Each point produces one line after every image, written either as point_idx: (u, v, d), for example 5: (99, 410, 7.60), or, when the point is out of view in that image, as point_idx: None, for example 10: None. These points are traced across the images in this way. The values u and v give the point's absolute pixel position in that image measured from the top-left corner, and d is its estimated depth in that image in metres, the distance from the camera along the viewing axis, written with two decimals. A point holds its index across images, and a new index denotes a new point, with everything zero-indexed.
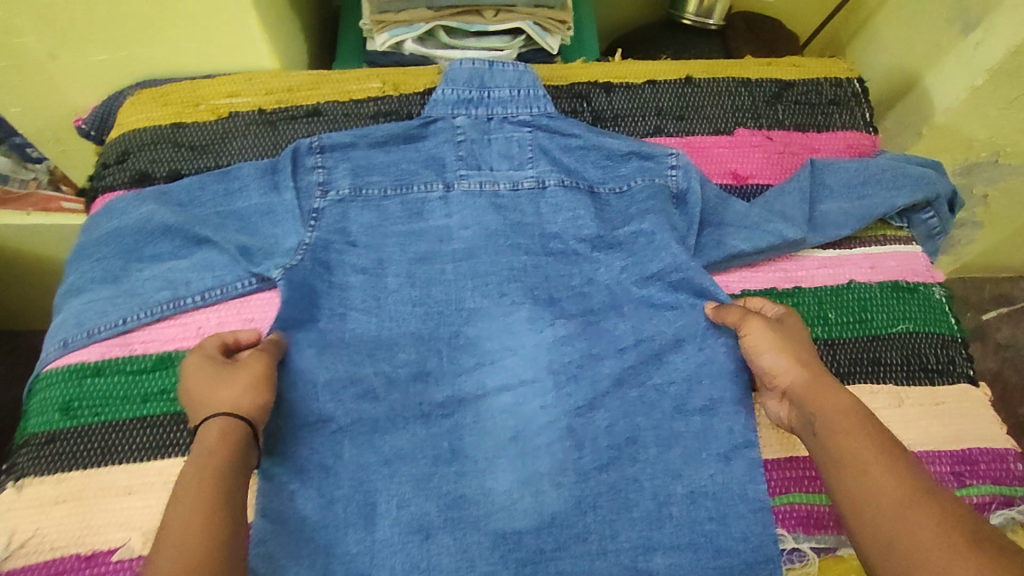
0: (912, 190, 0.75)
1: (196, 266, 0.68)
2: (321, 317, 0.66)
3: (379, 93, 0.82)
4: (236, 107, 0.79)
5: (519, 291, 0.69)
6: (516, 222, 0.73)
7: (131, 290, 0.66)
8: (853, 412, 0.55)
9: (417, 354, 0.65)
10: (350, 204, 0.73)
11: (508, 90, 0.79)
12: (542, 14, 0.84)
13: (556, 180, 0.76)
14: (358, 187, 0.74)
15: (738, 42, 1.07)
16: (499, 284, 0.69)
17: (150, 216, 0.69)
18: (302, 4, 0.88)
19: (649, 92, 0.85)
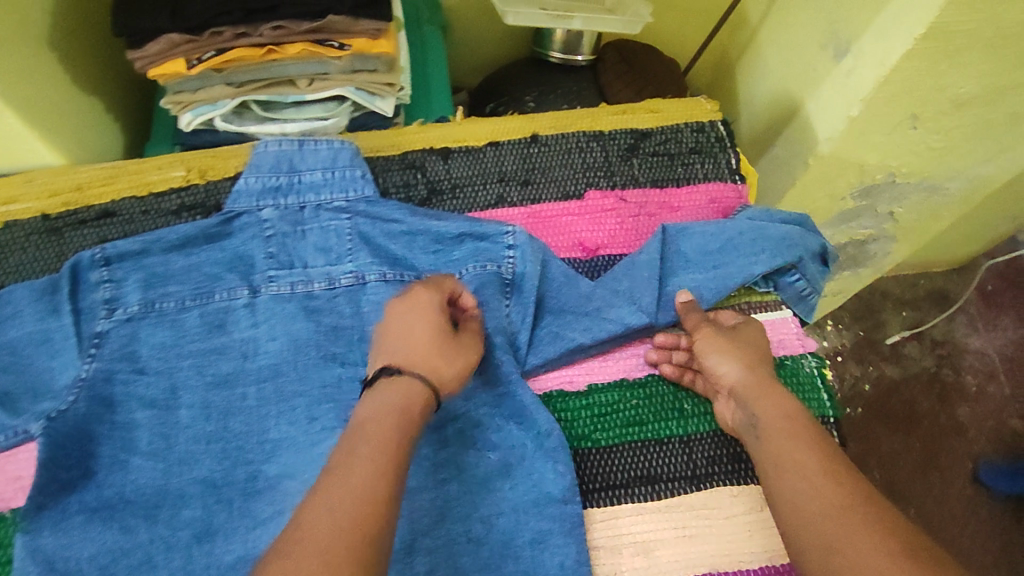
0: (772, 254, 0.69)
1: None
2: (99, 470, 0.59)
3: (183, 184, 0.73)
4: (14, 216, 0.70)
5: (331, 416, 0.62)
6: (330, 327, 0.66)
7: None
8: (795, 418, 0.56)
9: (203, 509, 0.59)
10: (140, 322, 0.64)
11: (322, 172, 0.71)
12: (363, 80, 0.74)
13: (378, 274, 0.68)
14: (150, 301, 0.65)
15: (609, 76, 0.99)
16: (307, 407, 0.62)
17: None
18: (102, 81, 0.77)
19: (491, 156, 0.77)
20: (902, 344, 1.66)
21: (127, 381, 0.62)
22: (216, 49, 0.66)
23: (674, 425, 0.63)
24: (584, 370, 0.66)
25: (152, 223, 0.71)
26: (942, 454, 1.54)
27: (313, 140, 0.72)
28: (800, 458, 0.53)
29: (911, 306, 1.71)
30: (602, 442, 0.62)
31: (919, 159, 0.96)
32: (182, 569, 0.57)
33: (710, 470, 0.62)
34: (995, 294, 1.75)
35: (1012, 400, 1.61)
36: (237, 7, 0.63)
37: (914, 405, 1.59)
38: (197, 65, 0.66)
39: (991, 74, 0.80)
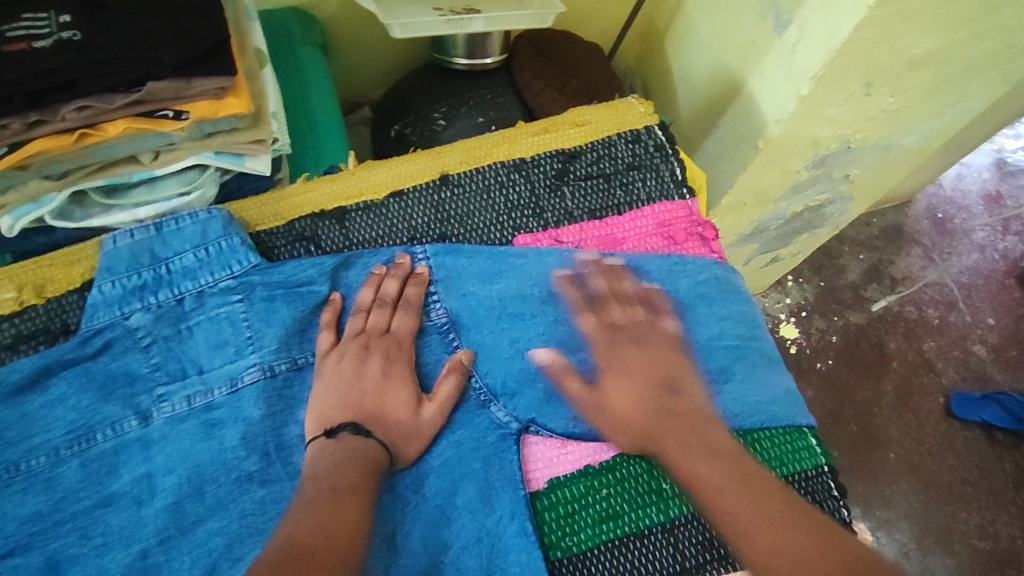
0: (729, 317, 0.62)
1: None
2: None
3: (16, 308, 0.59)
4: None
5: (256, 549, 0.51)
6: (240, 438, 0.55)
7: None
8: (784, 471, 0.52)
9: None
10: (4, 495, 0.52)
11: (193, 253, 0.59)
12: (221, 142, 0.61)
13: (288, 362, 0.58)
14: (12, 463, 0.52)
15: (525, 76, 0.86)
16: (226, 551, 0.51)
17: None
18: None
19: (396, 209, 0.64)
20: (864, 287, 1.59)
21: None
22: (8, 146, 0.51)
23: (654, 512, 0.54)
24: (541, 462, 0.56)
25: None
26: (915, 393, 1.48)
27: (172, 218, 0.60)
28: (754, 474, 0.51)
29: (869, 247, 1.65)
30: (574, 550, 0.52)
31: (874, 123, 0.87)
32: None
33: (701, 558, 0.52)
34: (947, 221, 1.70)
35: (975, 327, 1.57)
36: (15, 90, 0.48)
37: (883, 347, 1.53)
38: None
39: (948, 28, 0.70)
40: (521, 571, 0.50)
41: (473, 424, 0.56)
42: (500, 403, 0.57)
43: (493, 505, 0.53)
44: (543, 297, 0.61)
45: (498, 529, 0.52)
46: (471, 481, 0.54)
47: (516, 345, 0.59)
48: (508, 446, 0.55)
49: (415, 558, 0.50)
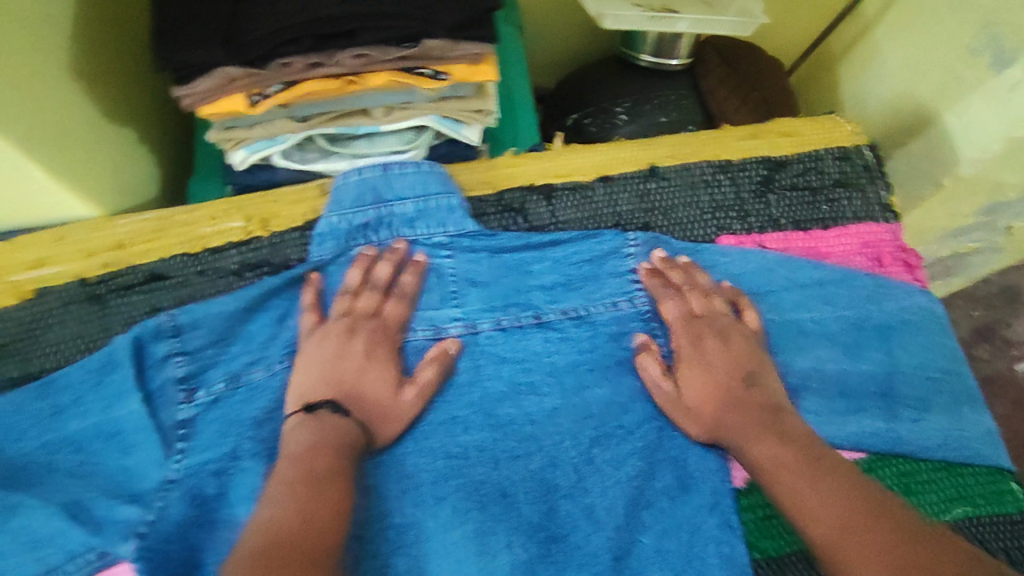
0: (932, 347, 0.61)
1: (26, 539, 0.52)
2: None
3: (243, 237, 0.63)
4: (47, 282, 0.61)
5: (462, 492, 0.55)
6: (445, 386, 0.58)
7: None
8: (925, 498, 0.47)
9: None
10: (227, 403, 0.57)
11: (413, 202, 0.61)
12: (451, 107, 0.63)
13: (491, 324, 0.60)
14: (234, 375, 0.57)
15: (711, 82, 0.87)
16: (434, 486, 0.55)
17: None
18: (142, 121, 0.71)
19: (602, 194, 0.65)
20: (974, 345, 1.52)
21: (224, 469, 0.54)
22: (283, 83, 0.54)
23: None
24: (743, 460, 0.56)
25: (213, 288, 0.62)
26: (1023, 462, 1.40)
27: (398, 162, 0.62)
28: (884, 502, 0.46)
29: (982, 304, 1.56)
30: (772, 552, 0.53)
31: None
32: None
33: None
34: None
35: None
36: (306, 34, 0.50)
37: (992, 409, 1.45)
38: (260, 101, 0.55)
39: None
40: (723, 565, 0.52)
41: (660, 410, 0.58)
42: None
43: (691, 492, 0.55)
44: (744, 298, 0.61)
45: (696, 519, 0.54)
46: (669, 463, 0.56)
47: None
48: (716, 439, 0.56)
49: (617, 533, 0.53)
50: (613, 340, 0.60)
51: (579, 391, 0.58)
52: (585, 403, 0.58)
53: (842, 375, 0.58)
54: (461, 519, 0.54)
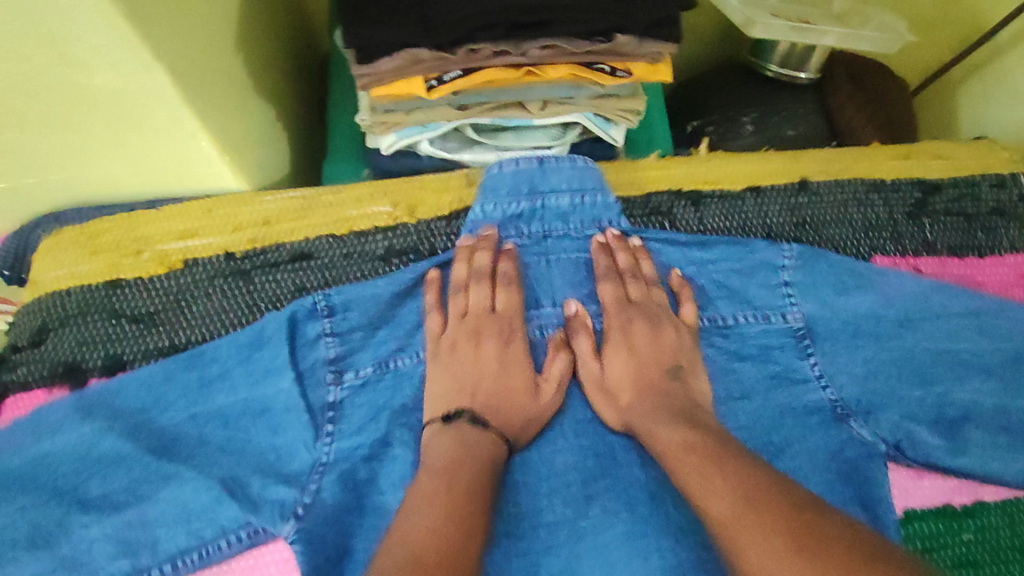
0: None
1: (174, 513, 0.51)
2: (356, 566, 0.51)
3: (390, 223, 0.63)
4: (193, 254, 0.61)
5: (613, 495, 0.53)
6: None
7: (76, 558, 0.50)
8: None
9: None
10: (375, 386, 0.56)
11: (569, 196, 0.61)
12: (608, 106, 0.63)
13: None
14: (383, 361, 0.57)
15: (839, 98, 0.84)
16: (584, 485, 0.54)
17: (94, 443, 0.53)
18: (283, 99, 0.71)
19: (752, 205, 0.64)
20: None
21: (375, 453, 0.55)
22: (462, 70, 0.53)
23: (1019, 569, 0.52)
24: (897, 489, 0.55)
25: (359, 272, 0.61)
26: None
27: (554, 156, 0.62)
28: None
29: None
30: None
31: None
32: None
33: None
34: None
35: None
36: (502, 22, 0.49)
37: None
38: (437, 87, 0.54)
39: None
40: None
41: (811, 426, 0.56)
42: (859, 419, 0.56)
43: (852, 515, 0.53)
44: (899, 322, 0.59)
45: None
46: (824, 483, 0.54)
47: (867, 364, 0.58)
48: (875, 464, 0.55)
49: None
50: (763, 356, 0.59)
51: (727, 402, 0.57)
52: (732, 415, 0.56)
53: (1005, 408, 0.56)
54: (613, 521, 0.52)
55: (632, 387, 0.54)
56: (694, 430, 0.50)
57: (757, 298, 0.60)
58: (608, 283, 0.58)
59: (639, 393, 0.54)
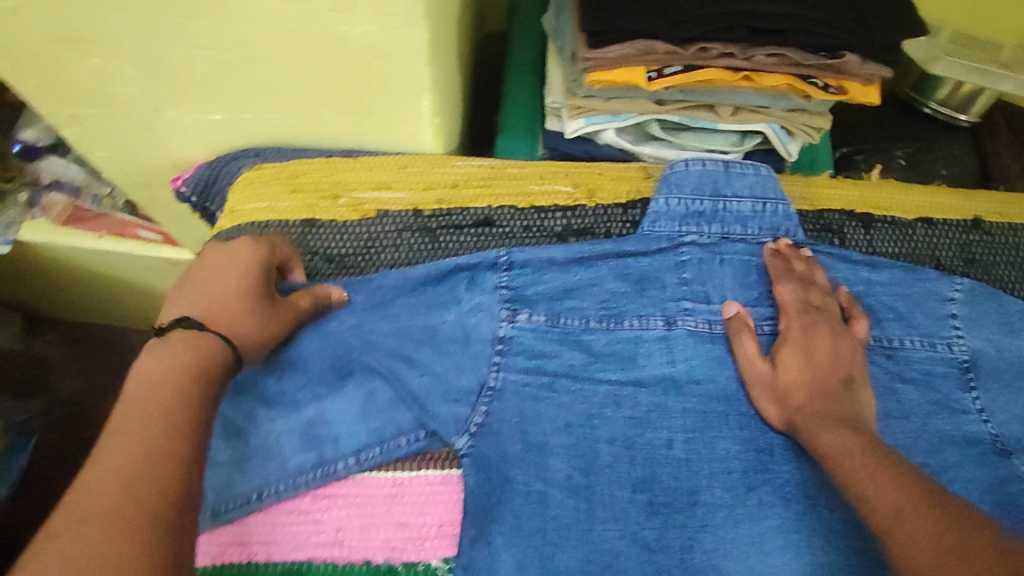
0: None
1: (357, 415, 0.57)
2: (515, 497, 0.54)
3: (570, 202, 0.65)
4: (385, 205, 0.64)
5: (769, 488, 0.55)
6: None
7: (266, 450, 0.55)
8: (920, 497, 0.45)
9: None
10: (547, 336, 0.59)
11: (752, 202, 0.63)
12: (799, 119, 0.64)
13: None
14: (555, 315, 0.60)
15: (996, 144, 0.84)
16: (743, 474, 0.55)
17: (289, 347, 0.58)
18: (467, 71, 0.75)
19: (923, 234, 0.65)
20: None
21: (542, 396, 0.57)
22: (684, 65, 0.56)
23: None
24: None
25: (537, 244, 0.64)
26: None
27: (738, 162, 0.64)
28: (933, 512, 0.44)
29: None
30: None
31: None
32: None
33: None
34: None
35: None
36: (743, 22, 0.53)
37: None
38: (656, 79, 0.56)
39: None
40: None
41: (969, 457, 0.56)
42: (1019, 457, 0.57)
43: None
44: None
45: None
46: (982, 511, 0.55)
47: None
48: None
49: None
50: (925, 381, 0.60)
51: (887, 419, 0.57)
52: (892, 433, 0.57)
53: None
54: (767, 513, 0.54)
55: (805, 390, 0.56)
56: (855, 431, 0.52)
57: (922, 324, 0.62)
58: (789, 284, 0.60)
59: (811, 394, 0.55)
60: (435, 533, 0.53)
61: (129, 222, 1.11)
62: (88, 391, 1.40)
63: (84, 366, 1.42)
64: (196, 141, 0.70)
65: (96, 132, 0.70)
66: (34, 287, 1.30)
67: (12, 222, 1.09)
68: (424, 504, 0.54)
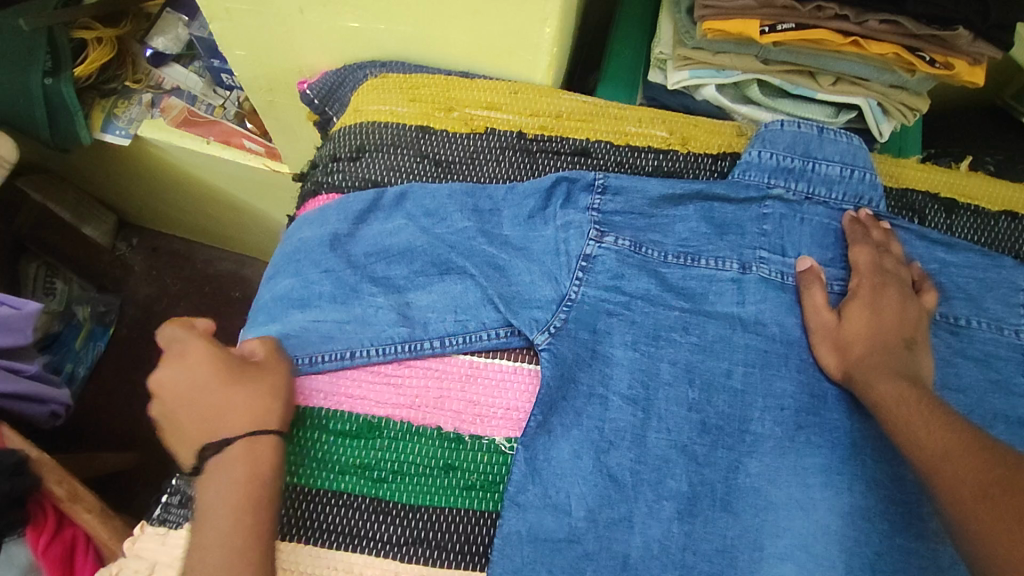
0: None
1: (446, 302, 0.61)
2: (577, 397, 0.58)
3: (664, 145, 0.70)
4: (493, 123, 0.70)
5: (819, 430, 0.57)
6: None
7: (364, 319, 0.61)
8: (967, 438, 0.46)
9: (689, 487, 0.56)
10: (628, 261, 0.63)
11: (840, 167, 0.66)
12: (897, 98, 0.66)
13: None
14: (639, 243, 0.64)
15: None
16: (795, 413, 0.58)
17: (393, 234, 0.64)
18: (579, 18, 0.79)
19: (1005, 226, 0.67)
20: None
21: (614, 313, 0.61)
22: (796, 23, 0.59)
23: None
24: None
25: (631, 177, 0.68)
26: None
27: (833, 130, 0.67)
28: (968, 449, 0.45)
29: None
30: None
31: None
32: (657, 541, 0.55)
33: None
34: None
35: None
36: None
37: None
38: (768, 33, 0.60)
39: None
40: None
41: (1020, 435, 0.58)
42: None
43: None
44: None
45: None
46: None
47: None
48: None
49: None
50: (986, 361, 0.61)
51: (943, 388, 0.59)
52: (947, 401, 0.59)
53: None
54: (813, 451, 0.56)
55: (866, 343, 0.58)
56: (912, 384, 0.54)
57: (992, 309, 0.63)
58: (865, 248, 0.62)
59: (872, 347, 0.58)
60: (500, 411, 0.59)
61: (235, 132, 1.19)
62: (160, 297, 1.50)
63: (161, 273, 1.53)
64: (324, 48, 0.76)
65: (235, 30, 0.76)
66: (132, 187, 1.40)
67: (134, 119, 1.19)
68: (496, 387, 0.60)
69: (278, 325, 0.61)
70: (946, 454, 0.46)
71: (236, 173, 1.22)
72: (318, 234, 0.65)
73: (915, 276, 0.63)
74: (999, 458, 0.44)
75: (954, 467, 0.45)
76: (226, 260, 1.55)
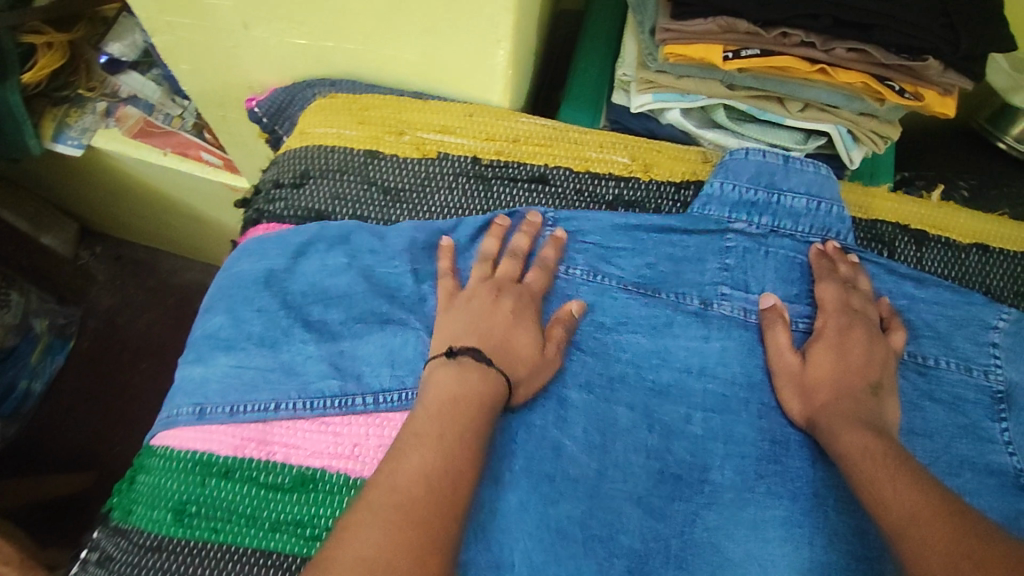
0: None
1: (381, 356, 0.57)
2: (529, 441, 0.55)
3: (625, 171, 0.66)
4: (446, 148, 0.66)
5: (780, 480, 0.55)
6: None
7: (290, 366, 0.57)
8: (935, 498, 0.44)
9: (643, 544, 0.52)
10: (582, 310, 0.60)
11: (805, 200, 0.64)
12: (867, 125, 0.63)
13: None
14: (595, 289, 0.61)
15: None
16: (755, 462, 0.55)
17: (331, 277, 0.61)
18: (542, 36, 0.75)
19: (976, 260, 0.65)
20: None
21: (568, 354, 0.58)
22: (761, 49, 0.56)
23: None
24: None
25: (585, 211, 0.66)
26: None
27: (799, 159, 0.65)
28: (938, 511, 0.43)
29: None
30: None
31: None
32: None
33: None
34: None
35: None
36: (828, 12, 0.53)
37: None
38: (732, 58, 0.57)
39: None
40: None
41: (988, 485, 0.56)
42: None
43: None
44: None
45: None
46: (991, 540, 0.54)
47: None
48: None
49: None
50: (954, 404, 0.59)
51: (909, 434, 0.57)
52: (912, 448, 0.56)
53: None
54: (773, 503, 0.53)
55: (830, 388, 0.55)
56: (878, 434, 0.51)
57: (960, 347, 0.61)
58: (831, 283, 0.60)
59: (836, 393, 0.55)
60: None
61: (193, 143, 1.15)
62: (121, 309, 1.45)
63: (123, 284, 1.47)
64: (274, 65, 0.72)
65: (178, 44, 0.72)
66: (91, 196, 1.35)
67: (86, 128, 1.14)
68: None
69: (199, 366, 0.59)
70: (914, 515, 0.43)
71: (194, 184, 1.17)
72: (253, 269, 0.62)
73: (882, 314, 0.61)
74: (967, 525, 0.41)
75: (922, 530, 0.42)
76: (191, 270, 1.50)
